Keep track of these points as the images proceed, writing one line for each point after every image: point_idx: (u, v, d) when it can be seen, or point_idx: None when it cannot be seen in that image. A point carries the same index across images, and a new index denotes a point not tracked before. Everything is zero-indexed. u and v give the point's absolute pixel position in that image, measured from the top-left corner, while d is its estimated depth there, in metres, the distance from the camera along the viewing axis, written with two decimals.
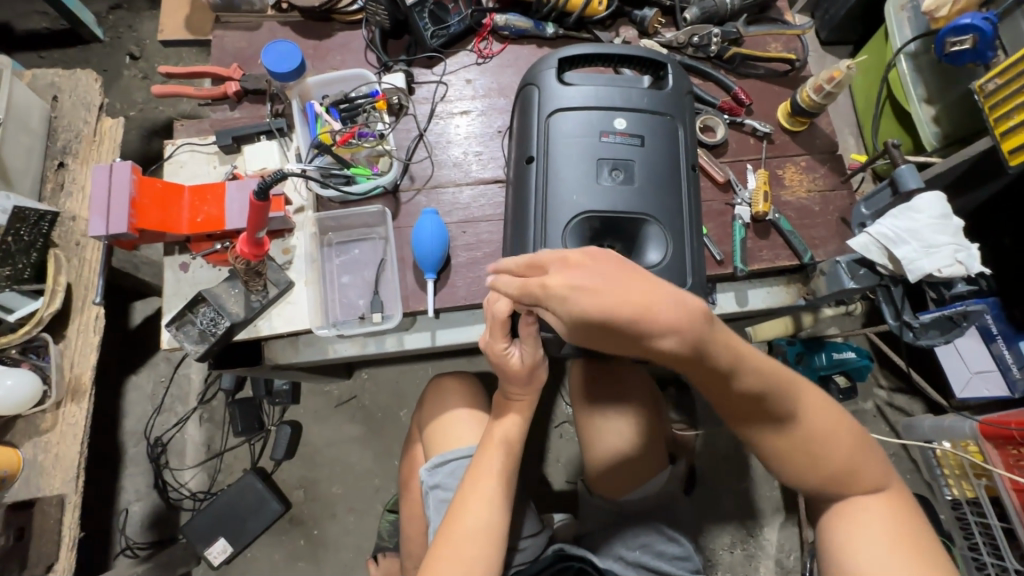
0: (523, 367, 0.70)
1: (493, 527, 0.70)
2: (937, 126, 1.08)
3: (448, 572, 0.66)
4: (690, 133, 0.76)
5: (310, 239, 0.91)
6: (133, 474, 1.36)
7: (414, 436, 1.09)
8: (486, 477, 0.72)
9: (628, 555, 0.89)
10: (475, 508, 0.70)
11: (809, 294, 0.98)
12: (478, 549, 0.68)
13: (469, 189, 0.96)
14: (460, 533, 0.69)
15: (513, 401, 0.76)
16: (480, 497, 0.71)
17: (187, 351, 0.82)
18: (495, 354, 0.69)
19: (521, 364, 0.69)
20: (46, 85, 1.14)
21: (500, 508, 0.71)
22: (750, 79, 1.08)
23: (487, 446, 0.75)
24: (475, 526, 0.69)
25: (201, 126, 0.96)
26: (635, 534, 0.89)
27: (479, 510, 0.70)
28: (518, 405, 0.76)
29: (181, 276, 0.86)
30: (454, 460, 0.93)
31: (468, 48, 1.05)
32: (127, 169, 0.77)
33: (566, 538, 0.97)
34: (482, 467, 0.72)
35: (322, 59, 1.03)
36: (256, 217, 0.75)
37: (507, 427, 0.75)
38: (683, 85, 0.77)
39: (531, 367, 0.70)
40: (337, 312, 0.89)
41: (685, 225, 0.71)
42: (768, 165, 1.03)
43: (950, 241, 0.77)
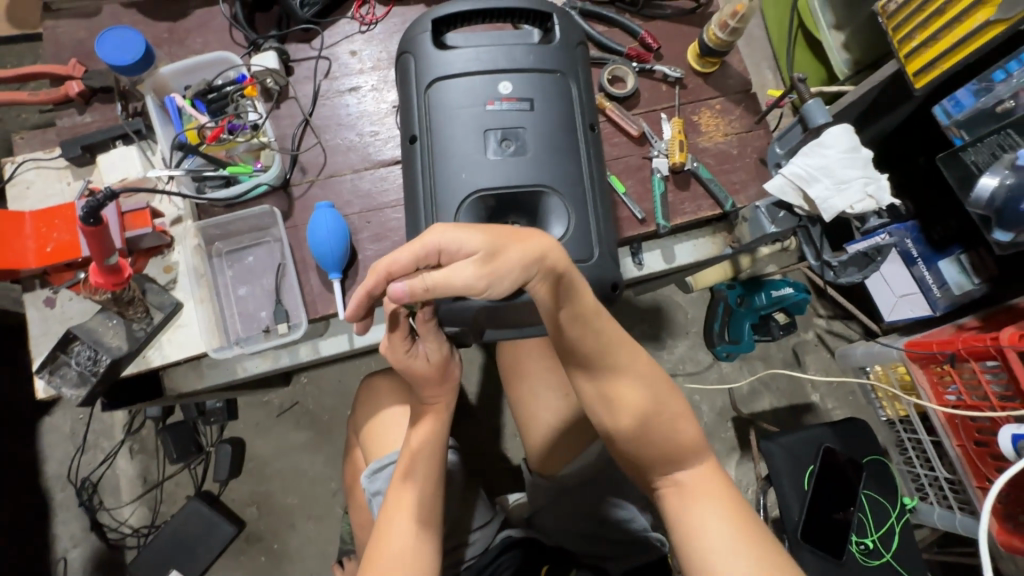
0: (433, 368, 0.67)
1: (422, 547, 0.67)
2: (848, 52, 1.06)
3: None
4: (585, 90, 0.69)
5: (195, 252, 0.81)
6: (66, 520, 1.27)
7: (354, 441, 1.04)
8: (411, 492, 0.70)
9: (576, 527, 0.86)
10: (401, 522, 0.68)
11: (734, 242, 0.96)
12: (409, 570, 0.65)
13: (369, 174, 0.88)
14: (388, 559, 0.66)
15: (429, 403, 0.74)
16: (404, 515, 0.69)
17: (67, 397, 0.73)
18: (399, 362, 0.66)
19: (430, 365, 0.67)
20: None
21: (428, 520, 0.69)
22: (658, 22, 1.01)
23: (406, 462, 0.73)
24: (402, 547, 0.66)
25: (47, 137, 0.83)
26: (579, 506, 0.87)
27: (407, 527, 0.68)
28: (435, 408, 0.74)
29: (48, 313, 0.76)
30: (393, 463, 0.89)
31: (348, 16, 0.94)
32: None
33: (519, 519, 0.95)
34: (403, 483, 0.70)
35: (180, 43, 0.90)
36: (97, 242, 0.65)
37: (422, 433, 0.73)
38: (574, 37, 0.70)
39: (442, 364, 0.68)
40: (239, 327, 0.81)
41: (588, 194, 0.66)
42: (683, 111, 0.98)
43: (860, 174, 0.75)
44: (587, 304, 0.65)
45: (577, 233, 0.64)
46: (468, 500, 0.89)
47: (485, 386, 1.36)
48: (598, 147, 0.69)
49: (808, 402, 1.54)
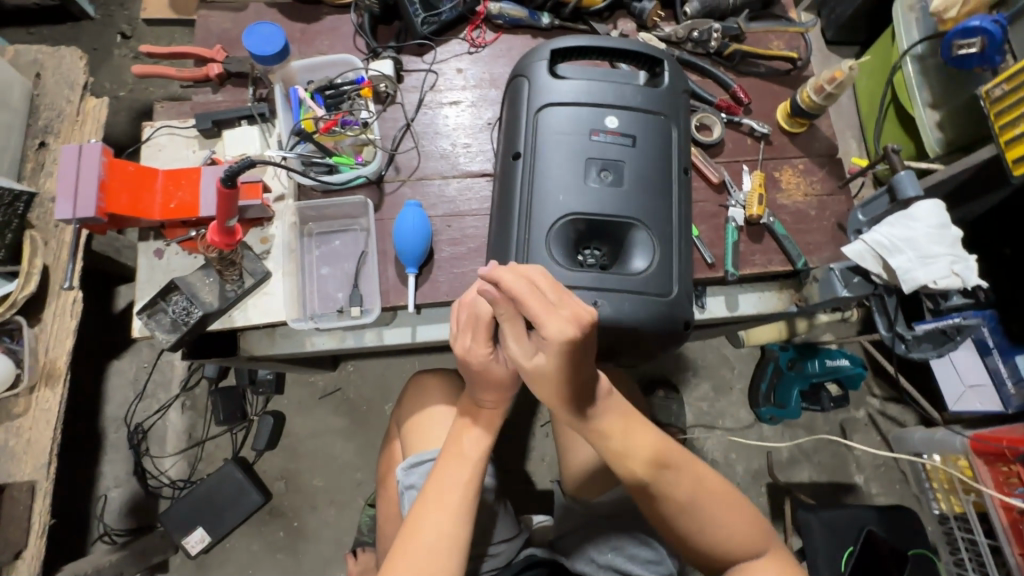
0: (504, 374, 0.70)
1: (454, 544, 0.68)
2: (941, 131, 1.06)
3: None
4: (683, 133, 0.73)
5: (290, 228, 0.88)
6: (113, 460, 1.34)
7: (393, 433, 1.08)
8: (451, 487, 0.71)
9: (600, 558, 0.85)
10: (436, 518, 0.69)
11: (801, 301, 0.95)
12: (440, 565, 0.66)
13: (456, 182, 0.94)
14: (420, 551, 0.67)
15: (483, 410, 0.76)
16: (443, 507, 0.70)
17: (158, 340, 0.80)
18: (475, 364, 0.69)
19: (505, 371, 0.69)
20: (29, 62, 1.17)
21: (463, 518, 0.70)
22: (750, 78, 1.05)
23: (451, 455, 0.74)
24: (435, 540, 0.68)
25: (182, 109, 0.93)
26: (607, 537, 0.86)
27: (443, 521, 0.69)
28: (488, 414, 0.75)
29: (155, 263, 0.84)
30: (430, 460, 0.90)
31: (460, 37, 1.02)
32: (98, 151, 0.73)
33: (543, 540, 0.95)
34: (448, 478, 0.72)
35: (309, 43, 1.00)
36: (225, 204, 0.73)
37: (475, 436, 0.75)
38: (680, 83, 0.74)
39: (512, 370, 0.70)
40: (315, 305, 0.87)
41: (675, 232, 0.69)
42: (765, 166, 1.00)
43: (948, 252, 0.74)
44: (660, 335, 0.67)
45: (659, 263, 0.67)
46: (497, 511, 0.90)
47: (521, 404, 1.38)
48: (688, 189, 0.72)
49: (850, 482, 1.47)
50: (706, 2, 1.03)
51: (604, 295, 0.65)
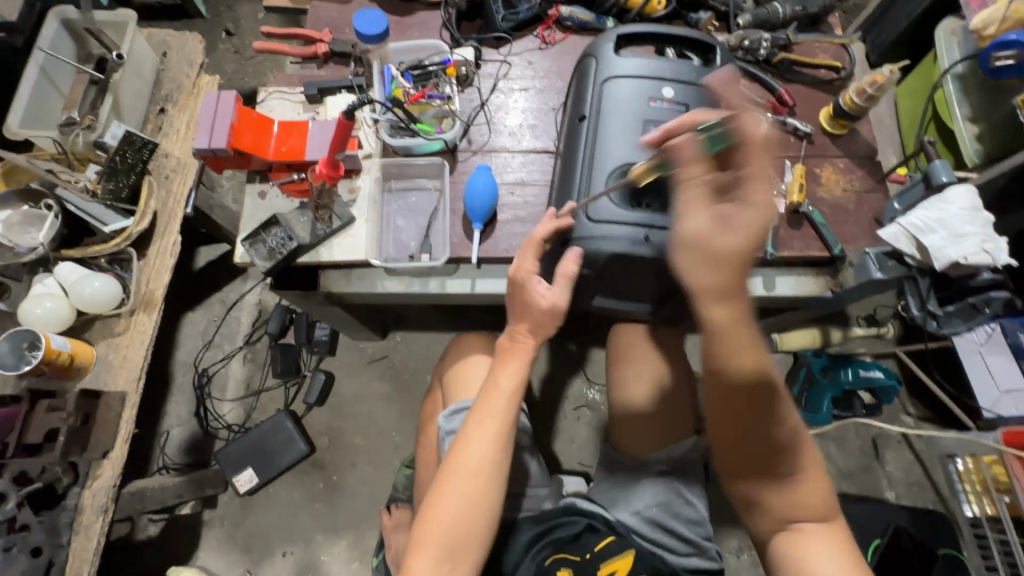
0: (545, 307, 0.76)
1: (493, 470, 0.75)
2: (981, 144, 1.12)
3: (453, 499, 0.73)
4: (732, 106, 0.82)
5: (374, 182, 1.00)
6: (177, 401, 1.46)
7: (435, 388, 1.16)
8: (491, 417, 0.76)
9: (643, 510, 0.89)
10: (478, 443, 0.75)
11: (836, 286, 1.01)
12: (482, 482, 0.74)
13: (520, 156, 1.05)
14: (465, 471, 0.74)
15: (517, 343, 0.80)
16: (483, 434, 0.76)
17: (257, 265, 0.92)
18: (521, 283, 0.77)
19: (543, 303, 0.76)
20: (158, 42, 1.36)
21: (502, 450, 0.76)
22: (795, 85, 1.14)
23: (491, 388, 0.79)
24: (477, 462, 0.74)
25: (291, 79, 1.08)
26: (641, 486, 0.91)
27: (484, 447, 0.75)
28: (520, 349, 0.79)
29: (259, 202, 0.96)
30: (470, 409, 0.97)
31: (533, 34, 1.15)
32: (232, 99, 0.86)
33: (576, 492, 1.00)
34: (485, 405, 0.77)
35: (402, 33, 1.15)
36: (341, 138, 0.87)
37: (509, 368, 0.79)
38: (730, 65, 0.84)
39: (552, 308, 0.77)
40: (390, 249, 0.98)
41: None
42: (807, 163, 1.08)
43: (978, 232, 0.80)
44: None
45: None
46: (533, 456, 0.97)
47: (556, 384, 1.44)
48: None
49: (881, 498, 1.46)
50: (757, 15, 1.14)
51: (654, 232, 0.74)
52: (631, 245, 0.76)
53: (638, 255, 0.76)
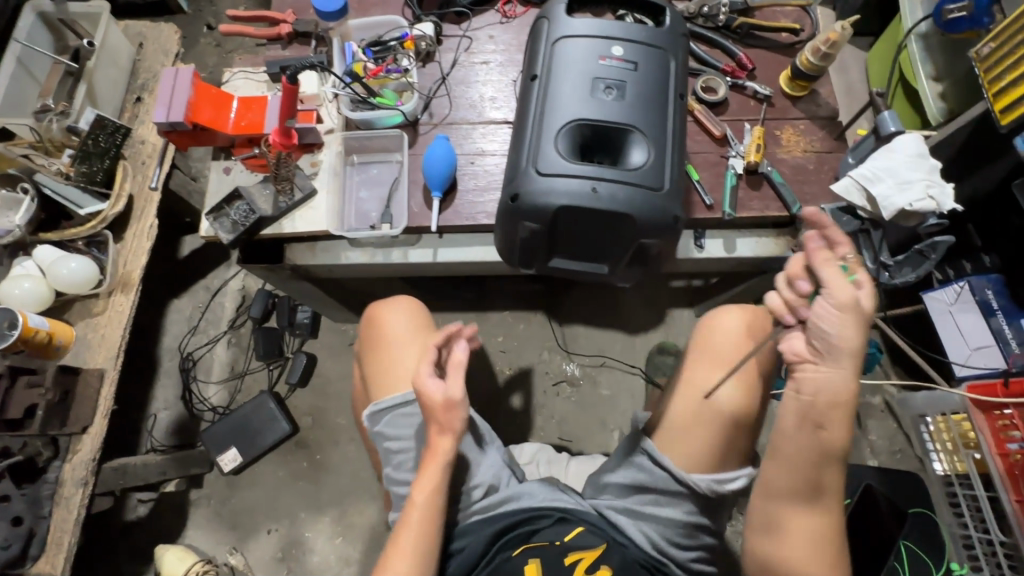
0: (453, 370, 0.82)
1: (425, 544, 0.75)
2: (944, 102, 1.12)
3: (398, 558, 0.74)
4: (681, 66, 0.83)
5: (337, 156, 1.02)
6: (164, 385, 1.50)
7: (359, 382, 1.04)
8: (428, 482, 0.77)
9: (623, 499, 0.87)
10: (420, 494, 0.77)
11: (797, 245, 1.01)
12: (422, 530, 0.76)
13: (481, 127, 1.06)
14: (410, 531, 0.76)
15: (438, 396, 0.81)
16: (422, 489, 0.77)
17: (221, 238, 0.94)
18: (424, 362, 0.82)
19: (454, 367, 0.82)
20: (135, 33, 1.40)
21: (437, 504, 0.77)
22: (756, 49, 1.14)
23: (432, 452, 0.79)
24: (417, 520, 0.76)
25: (256, 59, 1.10)
26: None
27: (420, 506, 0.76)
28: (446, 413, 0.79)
29: (224, 177, 0.99)
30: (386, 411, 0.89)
31: (494, 9, 1.16)
32: (190, 74, 0.89)
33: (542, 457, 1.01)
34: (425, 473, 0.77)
35: (365, 11, 1.16)
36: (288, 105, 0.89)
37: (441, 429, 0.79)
38: (680, 27, 0.85)
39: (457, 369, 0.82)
40: (352, 220, 1.00)
41: (668, 141, 0.78)
42: (767, 125, 1.08)
43: (924, 178, 0.80)
44: (653, 225, 0.75)
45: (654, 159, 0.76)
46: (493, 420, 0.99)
47: None
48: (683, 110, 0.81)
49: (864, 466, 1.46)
50: None
51: (602, 183, 0.73)
52: (579, 196, 0.73)
53: (586, 207, 0.73)
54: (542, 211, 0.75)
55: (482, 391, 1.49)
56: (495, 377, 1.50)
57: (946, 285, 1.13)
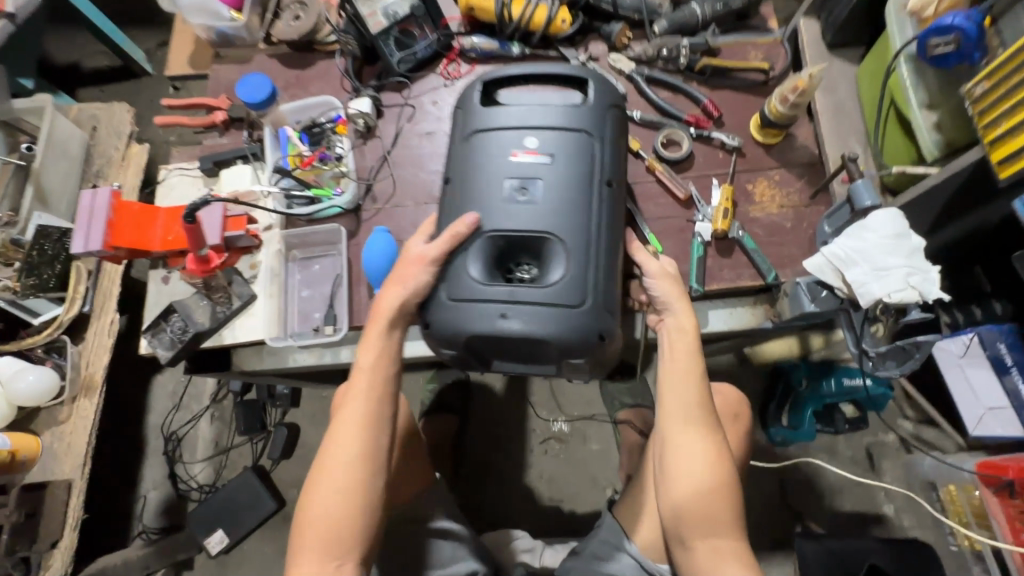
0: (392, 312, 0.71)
1: (366, 453, 0.67)
2: (939, 133, 0.99)
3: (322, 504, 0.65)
4: (607, 148, 0.74)
5: (275, 255, 0.97)
6: (152, 464, 1.49)
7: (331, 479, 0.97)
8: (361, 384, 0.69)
9: None
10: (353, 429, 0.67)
11: (774, 316, 0.92)
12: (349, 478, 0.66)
13: (427, 208, 0.99)
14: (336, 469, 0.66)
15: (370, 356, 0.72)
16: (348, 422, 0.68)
17: (159, 356, 0.91)
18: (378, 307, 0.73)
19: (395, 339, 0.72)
20: (88, 117, 1.37)
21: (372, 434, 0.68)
22: (724, 91, 1.04)
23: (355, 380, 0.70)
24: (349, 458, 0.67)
25: (193, 152, 1.06)
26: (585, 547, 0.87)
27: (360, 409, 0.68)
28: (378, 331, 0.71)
29: (162, 288, 0.95)
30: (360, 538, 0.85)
31: (436, 71, 1.09)
32: (107, 195, 0.85)
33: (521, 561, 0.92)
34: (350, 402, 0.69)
35: (303, 86, 1.11)
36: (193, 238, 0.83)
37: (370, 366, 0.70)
38: (606, 100, 0.76)
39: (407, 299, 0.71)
40: (295, 324, 0.95)
41: (591, 245, 0.70)
42: (738, 179, 0.98)
43: (904, 263, 0.70)
44: (575, 346, 0.68)
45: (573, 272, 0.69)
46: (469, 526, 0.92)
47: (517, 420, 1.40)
48: (610, 200, 0.73)
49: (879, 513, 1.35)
50: (675, 20, 1.04)
51: (514, 308, 0.68)
52: (490, 324, 0.68)
53: (498, 334, 0.68)
54: (453, 339, 0.70)
55: (467, 453, 1.44)
56: (480, 437, 1.45)
57: (955, 334, 1.02)
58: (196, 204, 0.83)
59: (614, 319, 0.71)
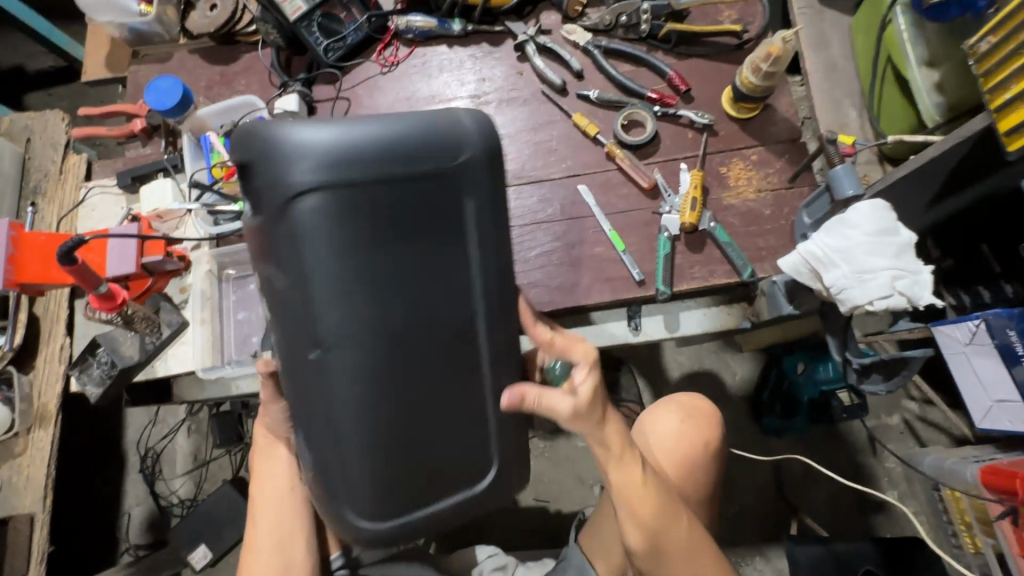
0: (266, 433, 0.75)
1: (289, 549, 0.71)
2: (942, 94, 0.86)
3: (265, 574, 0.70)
4: (312, 281, 0.48)
5: (206, 276, 0.89)
6: (134, 481, 1.46)
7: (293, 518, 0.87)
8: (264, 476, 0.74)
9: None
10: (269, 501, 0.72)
11: (753, 316, 0.82)
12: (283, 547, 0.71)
13: None
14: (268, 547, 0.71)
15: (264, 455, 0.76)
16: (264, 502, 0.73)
17: (88, 394, 0.85)
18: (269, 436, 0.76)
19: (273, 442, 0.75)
20: (21, 128, 1.29)
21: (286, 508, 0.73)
22: (692, 60, 0.91)
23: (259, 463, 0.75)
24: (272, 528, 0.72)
25: (115, 166, 0.98)
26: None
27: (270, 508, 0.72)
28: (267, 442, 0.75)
29: (88, 319, 0.88)
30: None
31: (371, 58, 0.98)
32: (6, 226, 0.77)
33: None
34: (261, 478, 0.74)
35: (228, 85, 1.01)
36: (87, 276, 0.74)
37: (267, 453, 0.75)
38: (288, 190, 0.47)
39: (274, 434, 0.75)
40: (233, 350, 0.88)
41: (314, 431, 0.52)
42: (709, 161, 0.87)
43: (890, 265, 0.60)
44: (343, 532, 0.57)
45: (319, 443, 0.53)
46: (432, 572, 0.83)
47: None
48: (330, 384, 0.50)
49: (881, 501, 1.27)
50: None
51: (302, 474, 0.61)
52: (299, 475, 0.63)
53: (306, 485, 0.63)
54: None
55: None
56: None
57: (959, 320, 0.90)
58: (72, 242, 0.67)
59: (382, 513, 0.54)
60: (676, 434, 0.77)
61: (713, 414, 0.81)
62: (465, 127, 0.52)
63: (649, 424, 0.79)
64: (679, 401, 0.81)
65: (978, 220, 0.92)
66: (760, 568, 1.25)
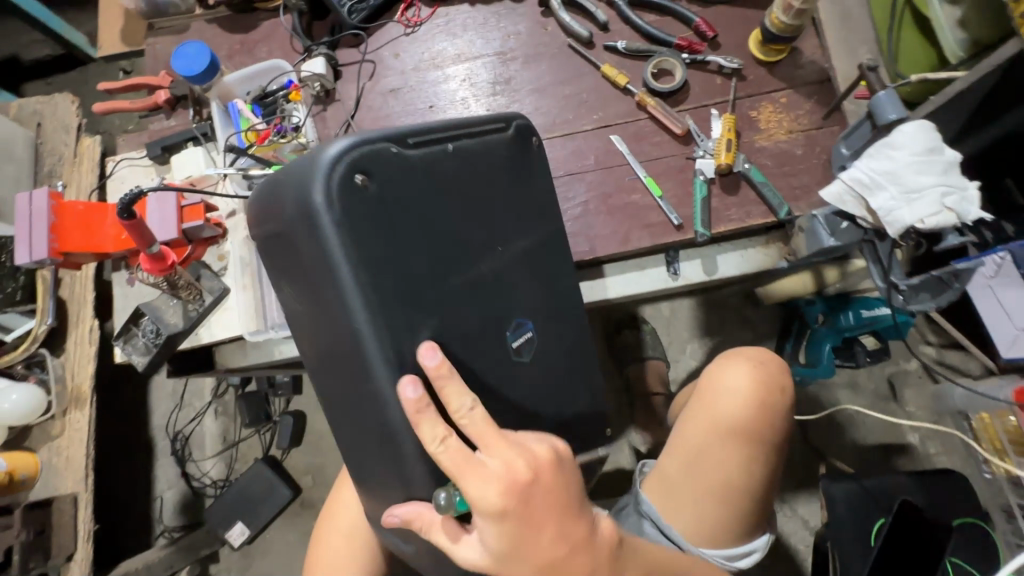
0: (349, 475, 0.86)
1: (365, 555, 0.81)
2: (965, 30, 0.87)
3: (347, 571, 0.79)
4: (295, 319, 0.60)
5: (244, 243, 0.89)
6: (164, 465, 1.45)
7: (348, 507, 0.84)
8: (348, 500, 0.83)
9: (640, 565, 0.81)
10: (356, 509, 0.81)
11: (790, 255, 0.84)
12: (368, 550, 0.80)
13: None
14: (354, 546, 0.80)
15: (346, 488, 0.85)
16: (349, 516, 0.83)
17: (134, 363, 0.85)
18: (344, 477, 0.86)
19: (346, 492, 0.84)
20: (30, 113, 1.26)
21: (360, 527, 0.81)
22: (717, 7, 0.92)
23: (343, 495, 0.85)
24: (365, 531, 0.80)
25: (141, 139, 0.97)
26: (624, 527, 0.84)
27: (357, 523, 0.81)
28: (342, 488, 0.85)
29: (128, 291, 0.88)
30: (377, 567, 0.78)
31: (394, 19, 0.97)
32: (45, 195, 0.76)
33: None
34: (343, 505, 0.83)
35: (249, 53, 0.99)
36: (138, 234, 0.73)
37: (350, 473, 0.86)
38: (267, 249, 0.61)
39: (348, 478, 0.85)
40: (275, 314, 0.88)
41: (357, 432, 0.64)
42: (739, 106, 0.88)
43: (937, 182, 0.62)
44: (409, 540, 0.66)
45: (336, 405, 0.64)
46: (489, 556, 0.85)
47: None
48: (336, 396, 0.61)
49: (904, 442, 1.28)
50: None
51: None
52: None
53: None
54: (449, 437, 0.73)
55: None
56: None
57: (984, 255, 0.92)
58: (128, 196, 0.67)
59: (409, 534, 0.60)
60: (746, 383, 0.81)
61: (782, 370, 0.84)
62: (322, 159, 0.52)
63: (718, 373, 0.84)
64: (747, 355, 0.85)
65: (1004, 158, 0.93)
66: (791, 514, 1.27)
